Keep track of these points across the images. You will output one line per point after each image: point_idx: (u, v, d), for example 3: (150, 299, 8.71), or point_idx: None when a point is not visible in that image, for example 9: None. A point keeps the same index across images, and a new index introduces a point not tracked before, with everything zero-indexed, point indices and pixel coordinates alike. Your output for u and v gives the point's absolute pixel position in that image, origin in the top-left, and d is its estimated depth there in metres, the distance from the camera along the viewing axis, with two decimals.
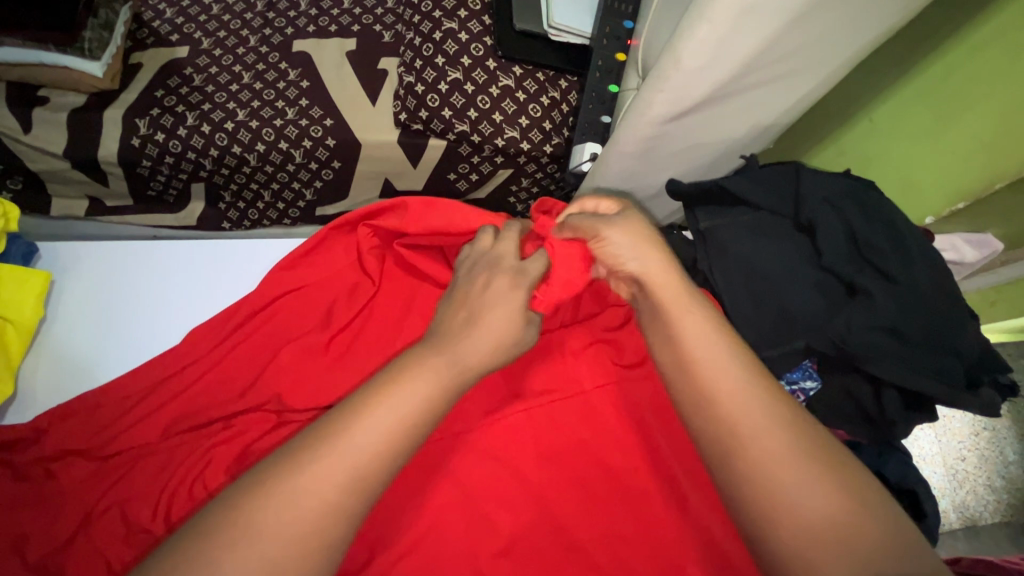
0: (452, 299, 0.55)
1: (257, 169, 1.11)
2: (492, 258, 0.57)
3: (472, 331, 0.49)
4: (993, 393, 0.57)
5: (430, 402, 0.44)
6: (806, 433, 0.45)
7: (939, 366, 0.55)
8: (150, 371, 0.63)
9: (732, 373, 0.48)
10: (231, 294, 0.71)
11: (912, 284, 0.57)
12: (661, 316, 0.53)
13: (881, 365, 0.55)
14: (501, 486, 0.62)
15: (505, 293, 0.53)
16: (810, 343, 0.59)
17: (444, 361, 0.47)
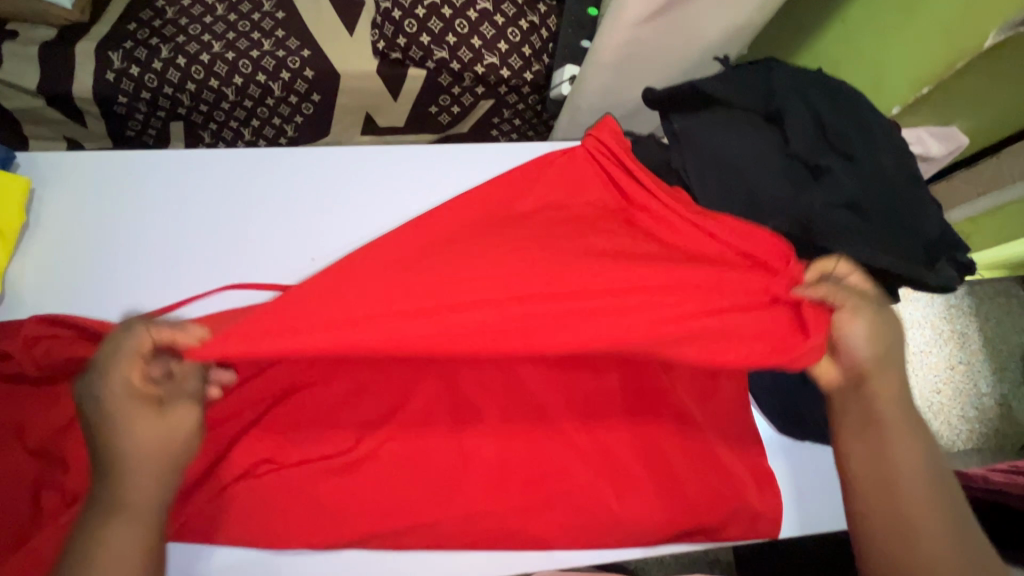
0: (91, 433, 0.47)
1: (236, 105, 1.11)
2: (113, 362, 0.47)
3: (140, 457, 0.47)
4: (950, 269, 0.59)
5: (135, 552, 0.46)
6: (966, 539, 0.50)
7: (897, 241, 0.58)
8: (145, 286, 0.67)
9: (933, 511, 0.50)
10: (214, 207, 0.72)
11: (873, 167, 0.60)
12: (872, 428, 0.53)
13: (843, 242, 0.58)
14: (485, 379, 0.64)
15: (139, 399, 0.47)
16: (777, 226, 0.61)
17: (128, 510, 0.46)
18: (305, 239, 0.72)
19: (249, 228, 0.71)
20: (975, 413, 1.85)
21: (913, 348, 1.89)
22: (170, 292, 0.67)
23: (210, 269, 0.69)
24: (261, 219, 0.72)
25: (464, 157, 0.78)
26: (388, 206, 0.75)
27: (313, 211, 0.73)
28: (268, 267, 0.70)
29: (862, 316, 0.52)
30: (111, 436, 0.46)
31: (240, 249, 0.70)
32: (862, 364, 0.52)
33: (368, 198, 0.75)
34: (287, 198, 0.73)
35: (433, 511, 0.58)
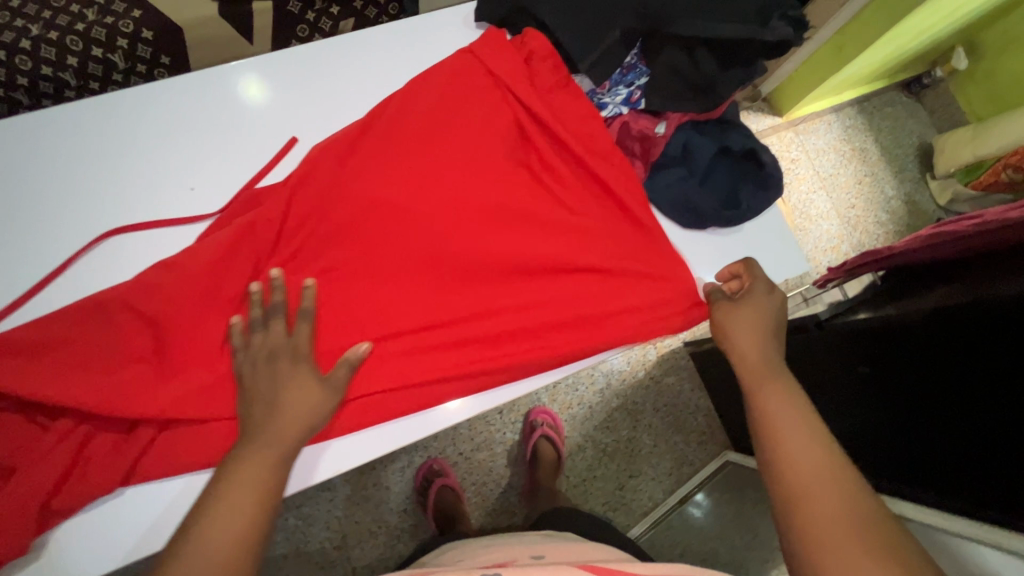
0: (247, 400, 0.55)
1: (81, 89, 1.03)
2: (281, 347, 0.57)
3: (286, 414, 0.53)
4: (785, 25, 0.63)
5: (264, 490, 0.49)
6: (842, 466, 0.48)
7: (731, 10, 0.62)
8: (31, 267, 0.64)
9: (816, 453, 0.49)
10: (68, 172, 0.67)
11: None
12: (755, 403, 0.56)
13: (680, 22, 0.62)
14: (401, 266, 0.64)
15: (303, 371, 0.56)
16: (623, 26, 0.63)
17: (263, 445, 0.51)
18: (187, 183, 0.70)
19: (120, 186, 0.68)
20: (887, 216, 2.03)
21: (823, 174, 2.02)
22: (56, 276, 0.64)
23: (85, 233, 0.66)
24: (132, 174, 0.69)
25: (329, 66, 0.76)
26: (262, 129, 0.73)
27: (180, 149, 0.70)
28: (152, 219, 0.67)
29: (741, 306, 0.63)
30: (272, 398, 0.54)
31: (114, 209, 0.67)
32: (728, 328, 0.62)
33: (239, 127, 0.72)
34: (151, 147, 0.69)
35: (390, 377, 0.61)
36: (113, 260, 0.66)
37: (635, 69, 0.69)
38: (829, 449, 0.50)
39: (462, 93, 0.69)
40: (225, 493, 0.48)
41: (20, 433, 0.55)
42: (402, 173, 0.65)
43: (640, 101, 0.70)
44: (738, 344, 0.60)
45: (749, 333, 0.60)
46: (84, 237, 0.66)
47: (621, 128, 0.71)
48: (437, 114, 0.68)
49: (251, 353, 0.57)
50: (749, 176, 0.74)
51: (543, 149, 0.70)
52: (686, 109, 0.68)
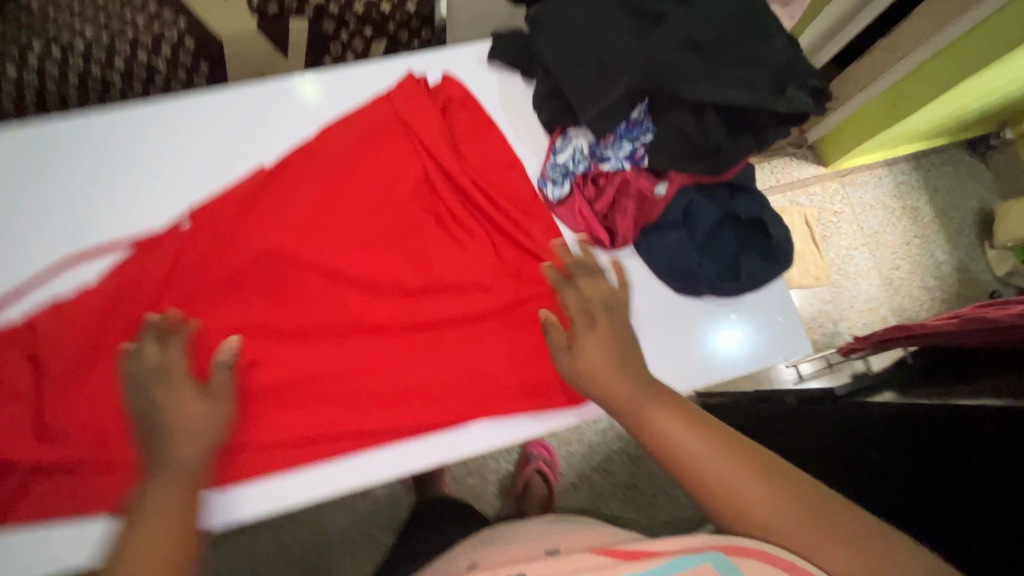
0: (139, 421, 0.56)
1: (126, 88, 1.10)
2: (149, 371, 0.57)
3: (180, 438, 0.54)
4: (801, 95, 0.59)
5: (174, 516, 0.51)
6: (756, 460, 0.52)
7: (742, 75, 0.58)
8: (23, 273, 0.65)
9: (697, 436, 0.53)
10: (44, 180, 0.67)
11: (710, 6, 0.59)
12: (642, 428, 0.56)
13: (691, 83, 0.58)
14: (377, 309, 0.66)
15: (188, 388, 0.57)
16: (631, 82, 0.60)
17: (163, 470, 0.53)
18: (159, 198, 0.69)
19: (91, 200, 0.67)
20: (935, 282, 1.89)
21: (868, 230, 1.91)
22: (20, 283, 0.64)
23: (72, 244, 0.66)
24: (126, 187, 0.68)
25: (331, 91, 0.73)
26: (244, 149, 0.71)
27: (160, 166, 0.69)
28: (120, 233, 0.67)
29: (591, 338, 0.59)
30: (166, 423, 0.55)
31: (85, 220, 0.67)
32: (597, 362, 0.58)
33: (236, 148, 0.71)
34: (129, 161, 0.69)
35: (348, 411, 0.62)
36: (73, 272, 0.65)
37: (641, 124, 0.66)
38: (732, 447, 0.53)
39: (457, 146, 0.70)
40: (129, 533, 0.49)
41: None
42: (391, 222, 0.69)
43: (643, 160, 0.67)
44: (608, 380, 0.57)
45: (613, 362, 0.58)
46: (51, 249, 0.65)
47: (620, 184, 0.68)
48: (415, 158, 0.70)
49: (133, 385, 0.56)
50: (755, 246, 0.69)
51: (534, 206, 0.69)
52: (691, 171, 0.64)
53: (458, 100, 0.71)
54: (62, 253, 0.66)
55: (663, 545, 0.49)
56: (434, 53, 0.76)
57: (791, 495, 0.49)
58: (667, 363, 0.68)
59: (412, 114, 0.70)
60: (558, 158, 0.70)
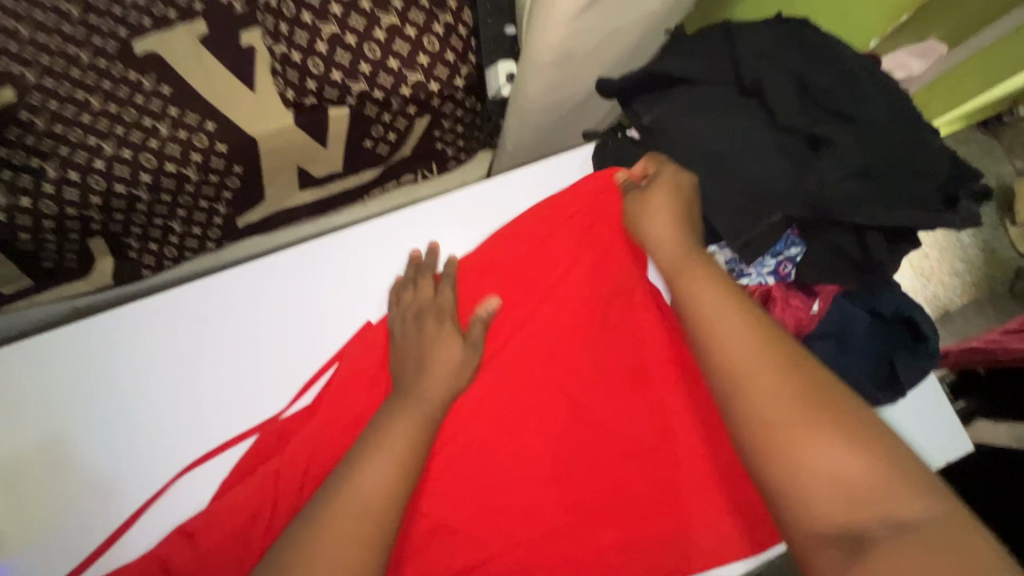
0: (398, 354, 0.62)
1: (154, 202, 0.99)
2: (423, 305, 0.63)
3: (433, 375, 0.59)
4: (971, 204, 0.55)
5: (411, 446, 0.54)
6: (820, 380, 0.47)
7: (911, 194, 0.54)
8: (140, 485, 0.58)
9: (751, 346, 0.50)
10: (141, 380, 0.61)
11: (872, 123, 0.54)
12: (694, 316, 0.54)
13: (862, 211, 0.53)
14: (534, 471, 0.61)
15: (442, 325, 0.62)
16: (788, 212, 0.56)
17: (411, 407, 0.57)
18: (271, 374, 0.63)
19: (193, 394, 0.61)
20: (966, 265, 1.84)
21: None
22: (133, 506, 0.58)
23: (188, 443, 0.60)
24: (234, 367, 0.63)
25: (434, 229, 0.69)
26: (346, 304, 0.66)
27: (259, 341, 0.64)
28: (227, 426, 0.61)
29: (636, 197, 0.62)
30: (423, 352, 0.61)
31: (190, 418, 0.61)
32: (663, 252, 0.59)
33: (342, 305, 0.66)
34: (228, 341, 0.63)
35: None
36: (188, 484, 0.59)
37: (786, 239, 0.62)
38: (795, 362, 0.49)
39: (575, 277, 0.68)
40: (370, 454, 0.52)
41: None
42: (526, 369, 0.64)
43: (790, 275, 0.63)
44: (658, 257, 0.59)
45: (675, 249, 0.58)
46: (161, 458, 0.59)
47: (763, 300, 0.64)
48: (534, 295, 0.67)
49: (403, 315, 0.64)
50: (904, 346, 0.66)
51: (670, 335, 0.66)
52: (843, 286, 0.61)
53: (568, 226, 0.69)
54: (172, 463, 0.59)
55: None
56: (529, 168, 0.72)
57: (834, 427, 0.44)
58: None
59: (522, 256, 0.68)
60: None
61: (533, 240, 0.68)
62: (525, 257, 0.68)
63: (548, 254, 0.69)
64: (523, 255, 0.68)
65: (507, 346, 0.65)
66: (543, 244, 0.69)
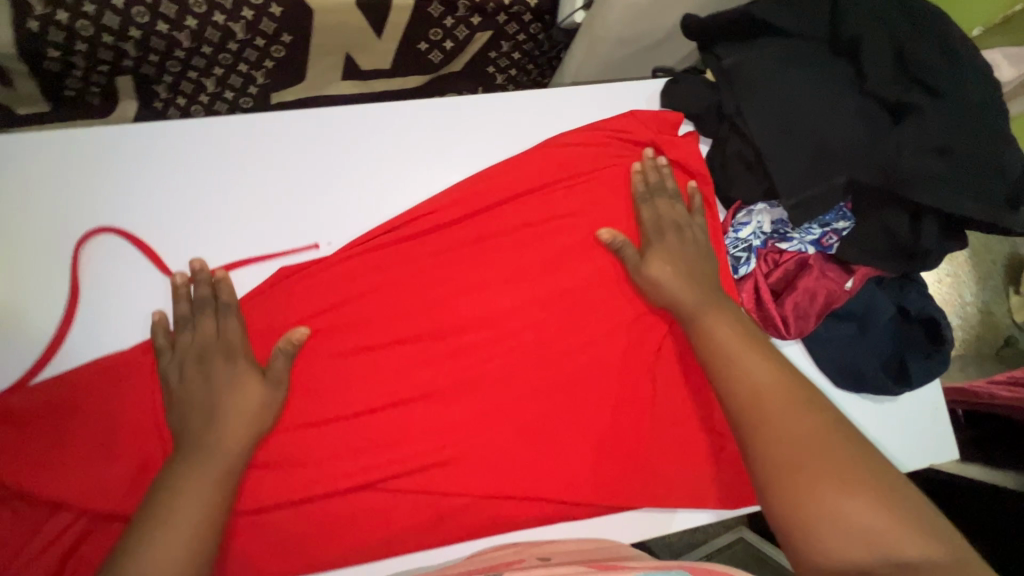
0: (177, 409, 0.52)
1: (193, 52, 0.93)
2: (180, 315, 0.54)
3: (227, 426, 0.51)
4: None
5: (207, 504, 0.48)
6: (841, 428, 0.46)
7: (982, 186, 0.53)
8: (146, 308, 0.56)
9: (772, 382, 0.50)
10: (157, 200, 0.58)
11: (962, 103, 0.53)
12: (721, 357, 0.54)
13: (930, 191, 0.53)
14: (539, 385, 0.61)
15: (217, 364, 0.53)
16: (854, 176, 0.55)
17: (205, 463, 0.49)
18: (293, 227, 0.60)
19: (205, 227, 0.58)
20: (960, 321, 1.79)
21: None
22: (129, 322, 0.56)
23: None
24: (259, 212, 0.60)
25: (487, 128, 0.66)
26: (384, 181, 0.63)
27: (286, 194, 0.60)
28: (241, 266, 0.59)
29: (659, 253, 0.61)
30: (189, 400, 0.52)
31: (197, 250, 0.58)
32: (672, 293, 0.59)
33: (378, 181, 0.63)
34: (255, 186, 0.60)
35: (517, 487, 0.59)
36: None
37: (836, 211, 0.61)
38: (818, 408, 0.47)
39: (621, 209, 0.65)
40: (159, 518, 0.46)
41: (73, 482, 0.51)
42: (552, 287, 0.63)
43: (831, 247, 0.62)
44: (670, 289, 0.59)
45: (687, 292, 0.58)
46: (161, 281, 0.57)
47: (799, 267, 0.64)
48: (575, 218, 0.65)
49: (160, 328, 0.54)
50: (917, 344, 0.66)
51: None
52: (882, 270, 0.60)
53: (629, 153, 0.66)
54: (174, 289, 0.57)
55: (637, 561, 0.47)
56: (595, 88, 0.68)
57: (842, 459, 0.44)
58: None
59: (574, 176, 0.66)
60: (740, 232, 0.64)
61: (586, 161, 0.66)
62: (575, 178, 0.66)
63: (601, 181, 0.66)
64: (575, 173, 0.66)
65: (538, 260, 0.64)
66: (598, 169, 0.66)
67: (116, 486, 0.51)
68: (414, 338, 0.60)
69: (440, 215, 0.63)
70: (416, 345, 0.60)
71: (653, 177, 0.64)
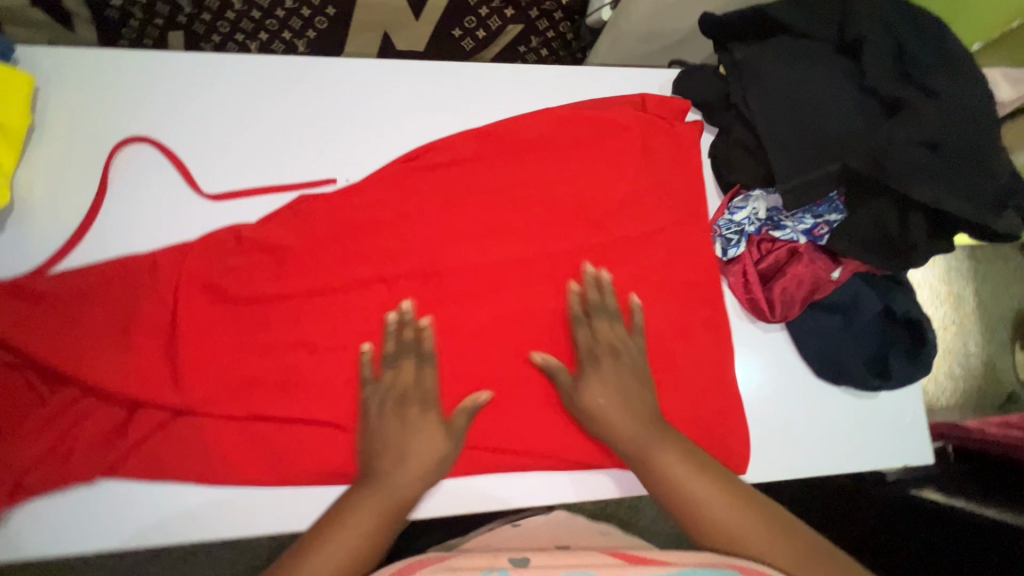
0: (371, 440, 0.57)
1: (243, 16, 1.01)
2: (400, 347, 0.59)
3: (411, 465, 0.56)
4: (1017, 216, 0.57)
5: (370, 531, 0.53)
6: (766, 508, 0.55)
7: (968, 184, 0.56)
8: (170, 219, 0.60)
9: (702, 483, 0.56)
10: (194, 122, 0.61)
11: (956, 103, 0.56)
12: (663, 479, 0.57)
13: (917, 183, 0.55)
14: (528, 338, 0.64)
15: (403, 407, 0.58)
16: (846, 163, 0.58)
17: (374, 497, 0.54)
18: (315, 162, 0.64)
19: (233, 153, 0.62)
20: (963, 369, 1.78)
21: None
22: (153, 230, 0.59)
23: (225, 194, 0.61)
24: (284, 144, 0.63)
25: (505, 96, 0.70)
26: (403, 132, 0.67)
27: (311, 135, 0.64)
28: (264, 193, 0.62)
29: (599, 379, 0.61)
30: (386, 445, 0.57)
31: (223, 173, 0.61)
32: (619, 435, 0.60)
33: (398, 131, 0.66)
34: (284, 120, 0.63)
35: (495, 431, 0.62)
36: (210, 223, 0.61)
37: (831, 203, 0.64)
38: (744, 494, 0.55)
39: (623, 184, 0.69)
40: (322, 545, 0.51)
41: (78, 366, 0.53)
42: (551, 249, 0.66)
43: (822, 238, 0.65)
44: (618, 423, 0.60)
45: (630, 424, 0.60)
46: (191, 196, 0.60)
47: (789, 255, 0.66)
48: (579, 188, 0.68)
49: (386, 358, 0.59)
50: (901, 344, 0.67)
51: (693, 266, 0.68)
52: (869, 262, 0.63)
53: (637, 134, 0.70)
54: (197, 206, 0.60)
55: (673, 558, 0.48)
56: (612, 72, 0.72)
57: (782, 542, 0.52)
58: (790, 445, 0.67)
59: (582, 149, 0.69)
60: (735, 215, 0.67)
61: (596, 137, 0.69)
62: (584, 151, 0.69)
63: (607, 157, 0.69)
64: (583, 147, 0.69)
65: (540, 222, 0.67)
66: (606, 145, 0.69)
67: (123, 377, 0.55)
68: (413, 280, 0.63)
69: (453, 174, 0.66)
70: (414, 286, 0.63)
71: (594, 294, 0.63)
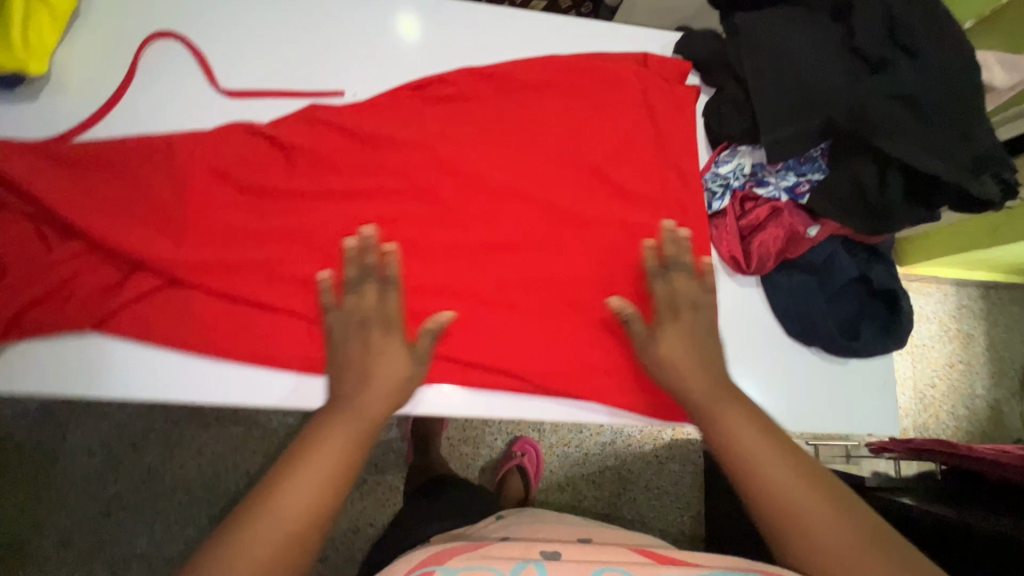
0: (336, 360, 0.58)
1: None
2: (360, 274, 0.59)
3: (376, 390, 0.57)
4: (991, 184, 0.58)
5: (336, 461, 0.53)
6: (826, 479, 0.54)
7: (944, 147, 0.57)
8: (188, 110, 0.64)
9: (764, 445, 0.55)
10: (220, 26, 0.66)
11: (939, 64, 0.58)
12: (723, 434, 0.57)
13: (894, 138, 0.58)
14: (507, 262, 0.66)
15: (369, 331, 0.59)
16: (829, 116, 0.60)
17: (344, 420, 0.55)
18: (325, 75, 0.68)
19: (252, 58, 0.66)
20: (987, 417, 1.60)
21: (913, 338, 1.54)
22: (172, 118, 0.64)
23: (240, 93, 0.65)
24: (300, 56, 0.67)
25: (513, 36, 0.73)
26: (413, 58, 0.70)
27: (324, 50, 0.68)
28: (276, 96, 0.66)
29: (665, 330, 0.62)
30: (351, 368, 0.57)
31: (243, 74, 0.66)
32: (684, 383, 0.60)
33: (407, 56, 0.70)
34: (302, 34, 0.68)
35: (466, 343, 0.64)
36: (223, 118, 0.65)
37: (814, 162, 0.66)
38: (807, 465, 0.55)
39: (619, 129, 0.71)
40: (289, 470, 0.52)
41: (86, 229, 0.58)
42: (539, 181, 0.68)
43: (804, 196, 0.66)
44: (675, 371, 0.60)
45: (696, 377, 0.60)
46: (209, 92, 0.65)
47: (771, 213, 0.67)
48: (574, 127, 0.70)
49: (351, 283, 0.59)
50: (875, 313, 0.68)
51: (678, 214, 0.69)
52: (849, 225, 0.64)
53: (637, 83, 0.71)
54: (215, 102, 0.65)
55: (703, 560, 0.54)
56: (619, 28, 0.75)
57: (836, 514, 0.51)
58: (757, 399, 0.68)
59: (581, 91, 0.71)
60: (721, 168, 0.69)
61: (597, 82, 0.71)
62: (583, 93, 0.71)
63: (606, 101, 0.71)
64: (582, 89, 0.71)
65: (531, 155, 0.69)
66: (605, 90, 0.71)
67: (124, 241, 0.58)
68: (403, 193, 0.66)
69: (455, 101, 0.69)
70: (404, 198, 0.66)
71: (672, 248, 0.63)
